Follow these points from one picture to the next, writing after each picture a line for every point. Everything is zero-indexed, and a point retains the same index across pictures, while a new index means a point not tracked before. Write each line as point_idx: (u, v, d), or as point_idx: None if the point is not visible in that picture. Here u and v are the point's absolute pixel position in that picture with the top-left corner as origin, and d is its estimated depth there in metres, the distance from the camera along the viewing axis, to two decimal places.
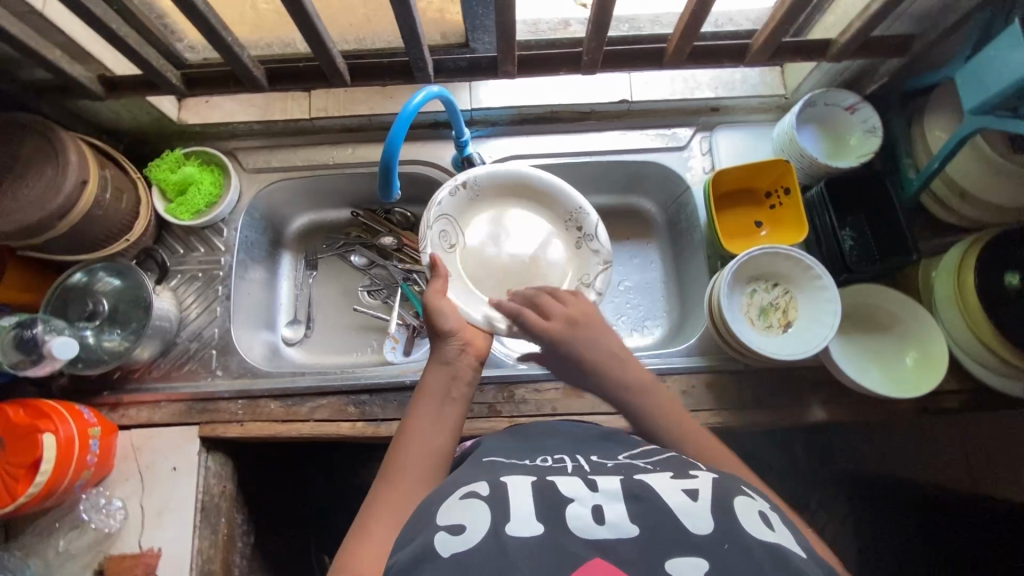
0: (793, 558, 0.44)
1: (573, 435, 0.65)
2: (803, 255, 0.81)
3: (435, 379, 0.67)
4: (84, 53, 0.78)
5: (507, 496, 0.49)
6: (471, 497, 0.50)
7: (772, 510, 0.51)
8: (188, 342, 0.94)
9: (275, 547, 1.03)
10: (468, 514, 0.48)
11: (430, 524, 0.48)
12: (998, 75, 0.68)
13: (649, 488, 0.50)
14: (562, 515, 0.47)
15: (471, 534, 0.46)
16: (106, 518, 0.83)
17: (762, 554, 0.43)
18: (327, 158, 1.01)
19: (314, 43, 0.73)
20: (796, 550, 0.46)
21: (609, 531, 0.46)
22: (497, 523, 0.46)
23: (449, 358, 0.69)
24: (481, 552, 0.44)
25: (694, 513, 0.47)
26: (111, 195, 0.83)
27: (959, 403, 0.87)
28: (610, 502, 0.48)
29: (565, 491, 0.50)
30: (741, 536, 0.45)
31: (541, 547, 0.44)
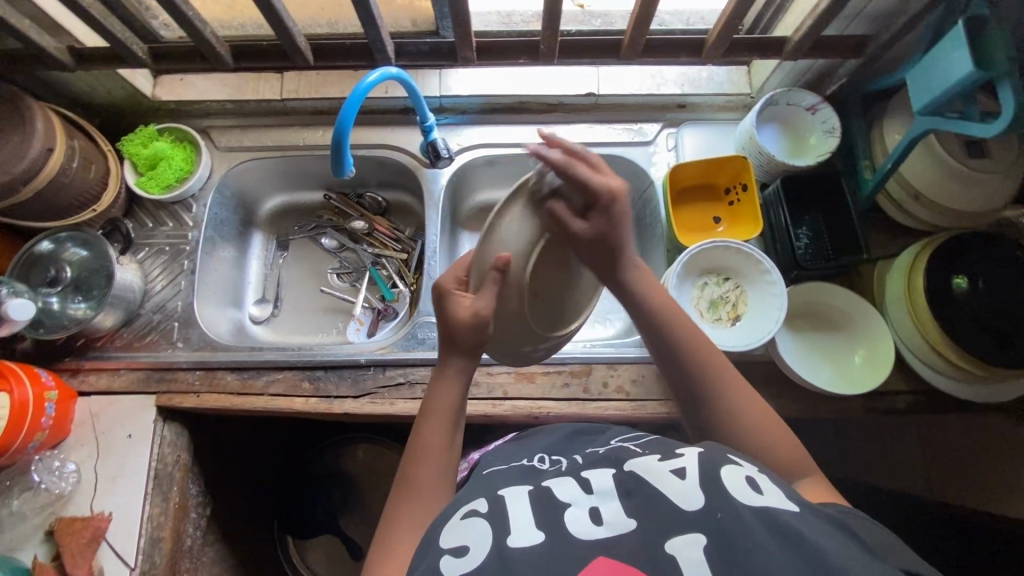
0: (783, 518, 0.50)
1: (564, 438, 0.72)
2: (752, 249, 0.83)
3: (446, 399, 0.65)
4: (54, 24, 0.80)
5: (506, 508, 0.55)
6: (473, 516, 0.55)
7: (758, 471, 0.56)
8: (152, 313, 0.95)
9: (230, 520, 1.04)
10: (469, 534, 0.53)
11: (436, 546, 0.53)
12: (943, 75, 0.69)
13: (640, 478, 0.55)
14: (561, 519, 0.52)
15: (476, 554, 0.51)
16: (58, 480, 0.85)
17: (752, 519, 0.49)
18: (298, 139, 1.02)
19: (274, 23, 0.75)
20: (786, 505, 0.52)
21: (607, 530, 0.51)
22: (500, 538, 0.51)
23: (463, 374, 0.65)
24: (487, 568, 0.49)
25: (684, 493, 0.52)
26: (79, 164, 0.85)
27: (908, 404, 0.88)
28: (605, 502, 0.53)
29: (562, 496, 0.55)
30: (731, 505, 0.50)
31: (544, 554, 0.49)
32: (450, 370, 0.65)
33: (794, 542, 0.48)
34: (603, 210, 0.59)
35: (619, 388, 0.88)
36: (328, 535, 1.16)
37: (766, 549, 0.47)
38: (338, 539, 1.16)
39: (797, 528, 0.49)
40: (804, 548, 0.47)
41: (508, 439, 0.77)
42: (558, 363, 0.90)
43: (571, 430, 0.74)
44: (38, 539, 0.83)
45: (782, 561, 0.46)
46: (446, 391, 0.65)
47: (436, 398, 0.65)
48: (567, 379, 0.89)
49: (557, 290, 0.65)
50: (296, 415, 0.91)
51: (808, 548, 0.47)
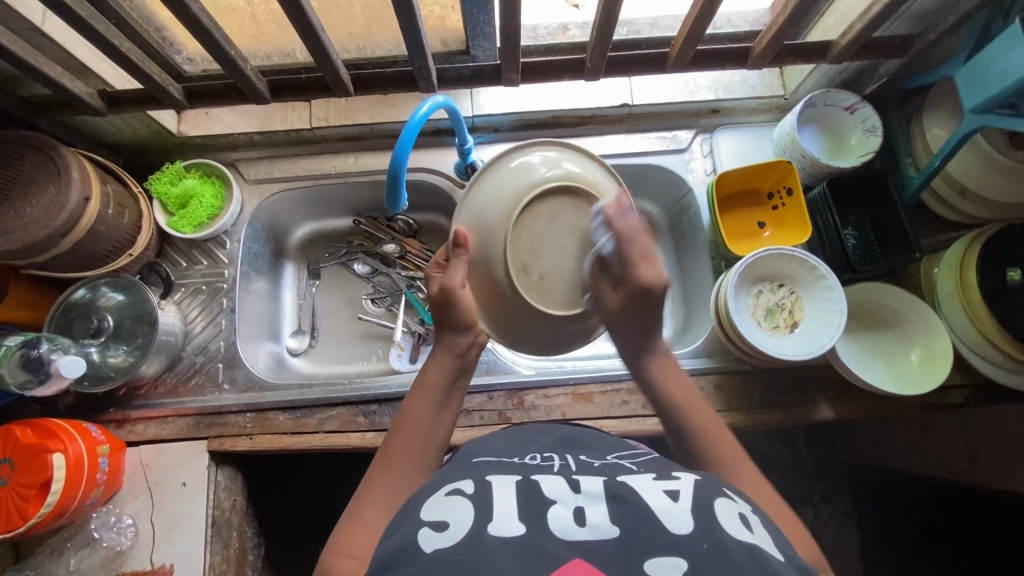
0: (771, 559, 0.45)
1: (567, 435, 0.68)
2: (807, 256, 0.82)
3: (440, 371, 0.69)
4: (83, 68, 0.77)
5: (491, 498, 0.52)
6: (455, 496, 0.53)
7: (753, 512, 0.52)
8: (194, 355, 0.93)
9: (284, 559, 1.03)
10: (449, 512, 0.50)
11: (415, 517, 0.51)
12: (998, 74, 0.69)
13: (630, 488, 0.52)
14: (544, 515, 0.49)
15: (455, 532, 0.48)
16: (117, 535, 0.83)
17: (738, 552, 0.45)
18: (329, 167, 1.00)
19: (317, 54, 0.73)
20: (774, 550, 0.47)
21: (590, 532, 0.47)
22: (480, 523, 0.48)
23: (461, 352, 0.70)
24: (463, 550, 0.46)
25: (674, 514, 0.49)
26: (113, 210, 0.83)
27: (964, 397, 0.88)
28: (593, 504, 0.51)
29: (548, 492, 0.52)
30: (719, 536, 0.46)
31: (522, 546, 0.46)
32: (445, 344, 0.70)
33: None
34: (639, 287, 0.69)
35: None
36: None
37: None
38: None
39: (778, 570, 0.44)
40: None
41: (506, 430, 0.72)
42: (615, 381, 0.89)
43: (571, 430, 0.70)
44: None
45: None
46: (440, 363, 0.70)
47: (428, 369, 0.70)
48: (626, 396, 0.88)
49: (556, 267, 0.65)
50: (352, 451, 0.89)
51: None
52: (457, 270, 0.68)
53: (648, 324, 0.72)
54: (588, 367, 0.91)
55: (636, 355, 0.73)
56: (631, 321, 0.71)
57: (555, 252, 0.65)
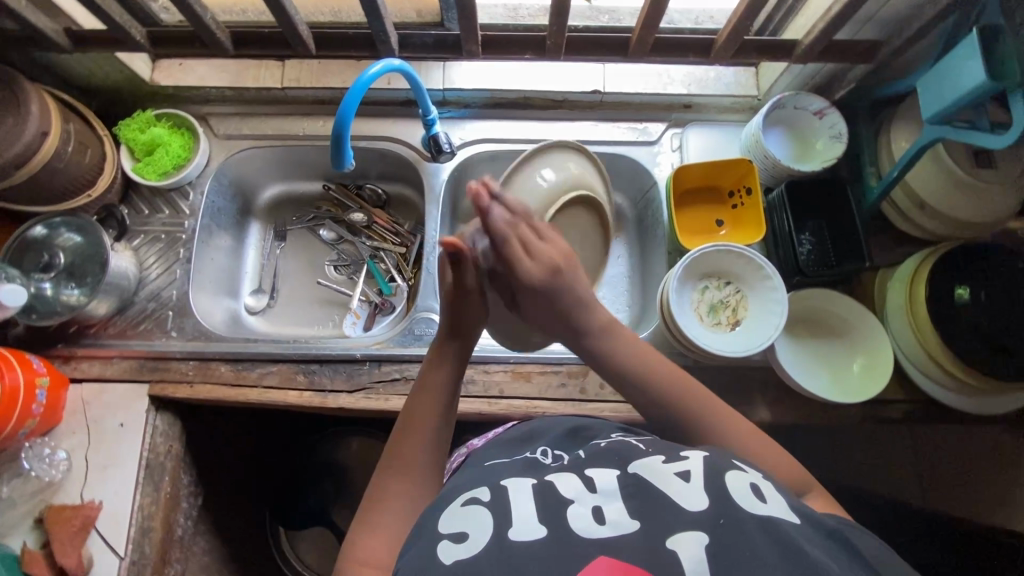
0: (783, 526, 0.48)
1: (569, 430, 0.71)
2: (755, 254, 0.81)
3: (441, 373, 0.67)
4: (51, 5, 0.78)
5: (508, 501, 0.54)
6: (473, 504, 0.54)
7: (764, 480, 0.54)
8: (146, 302, 0.94)
9: (220, 512, 1.05)
10: (469, 522, 0.52)
11: (434, 532, 0.52)
12: (952, 84, 0.69)
13: (643, 481, 0.53)
14: (564, 515, 0.50)
15: (475, 542, 0.49)
16: (49, 468, 0.84)
17: (752, 524, 0.47)
18: (298, 129, 1.01)
19: (276, 10, 0.73)
20: (789, 516, 0.50)
21: (610, 529, 0.49)
22: (501, 530, 0.50)
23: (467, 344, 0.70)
24: (486, 560, 0.47)
25: (687, 495, 0.50)
26: (73, 148, 0.84)
27: (904, 413, 0.88)
28: (609, 502, 0.52)
29: (565, 492, 0.53)
30: (734, 511, 0.48)
31: (546, 549, 0.47)
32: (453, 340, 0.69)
33: (796, 553, 0.46)
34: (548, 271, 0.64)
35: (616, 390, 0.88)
36: (320, 528, 1.18)
37: None
38: (328, 530, 1.17)
39: (798, 538, 0.47)
40: (806, 561, 0.45)
41: (510, 427, 0.78)
42: (555, 363, 0.89)
43: (568, 428, 0.72)
44: (27, 526, 0.82)
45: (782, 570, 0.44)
46: (440, 366, 0.68)
47: (435, 365, 0.68)
48: (564, 379, 0.88)
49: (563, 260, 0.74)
50: (290, 408, 0.90)
51: (811, 562, 0.45)
52: (471, 273, 0.69)
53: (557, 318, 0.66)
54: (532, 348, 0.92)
55: (576, 339, 0.67)
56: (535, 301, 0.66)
57: (567, 247, 0.73)
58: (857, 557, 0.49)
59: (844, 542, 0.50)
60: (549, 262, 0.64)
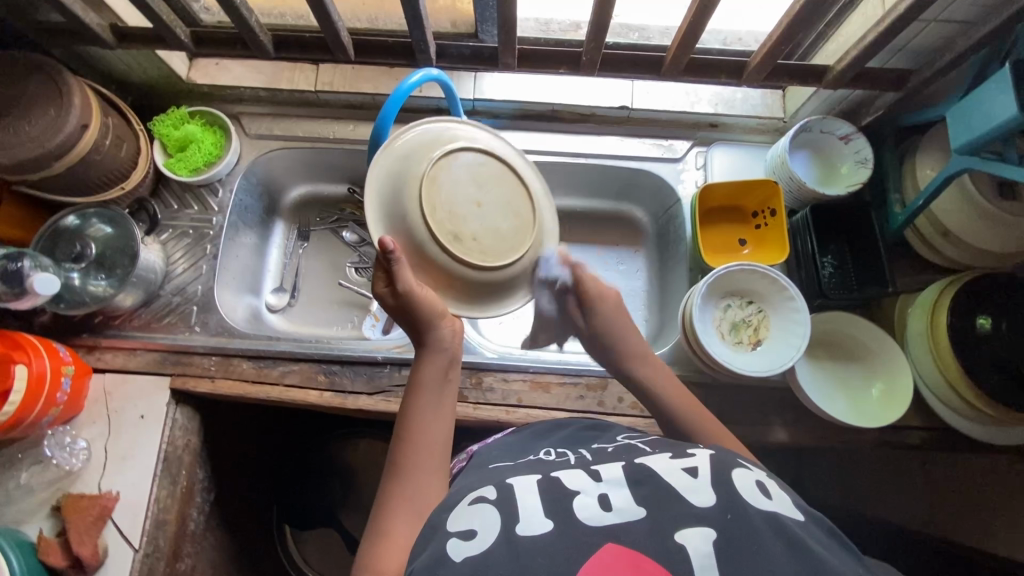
0: (790, 525, 0.49)
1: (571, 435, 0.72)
2: (779, 274, 0.82)
3: (433, 371, 0.68)
4: (99, 2, 0.80)
5: (514, 497, 0.53)
6: (480, 502, 0.54)
7: (770, 478, 0.55)
8: (171, 296, 0.95)
9: (231, 508, 1.05)
10: (477, 518, 0.52)
11: (443, 530, 0.53)
12: (985, 116, 0.69)
13: (651, 471, 0.54)
14: (569, 507, 0.51)
15: (485, 538, 0.50)
16: (69, 456, 0.85)
17: (760, 522, 0.48)
18: (328, 132, 1.03)
19: (321, 16, 0.75)
20: (792, 513, 0.51)
21: (617, 516, 0.50)
22: (508, 524, 0.50)
23: (446, 347, 0.68)
24: (493, 556, 0.48)
25: (695, 491, 0.51)
26: (111, 141, 0.86)
27: (921, 440, 0.88)
28: (616, 489, 0.52)
29: (570, 484, 0.54)
30: (742, 508, 0.49)
31: (555, 542, 0.48)
32: (431, 346, 0.68)
33: (799, 551, 0.47)
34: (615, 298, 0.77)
35: (635, 404, 0.88)
36: (327, 529, 1.18)
37: None
38: (337, 531, 1.18)
39: (800, 535, 0.48)
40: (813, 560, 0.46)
41: (508, 432, 0.77)
42: (574, 374, 0.90)
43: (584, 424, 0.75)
44: (44, 513, 0.83)
45: (784, 564, 0.45)
46: (433, 363, 0.68)
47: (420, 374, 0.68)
48: (583, 391, 0.89)
49: (484, 223, 0.62)
50: (309, 408, 0.90)
51: (815, 560, 0.46)
52: (407, 272, 0.63)
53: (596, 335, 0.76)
54: (551, 359, 0.92)
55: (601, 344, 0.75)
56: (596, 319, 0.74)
57: (474, 210, 0.61)
58: (854, 556, 0.50)
59: (840, 538, 0.51)
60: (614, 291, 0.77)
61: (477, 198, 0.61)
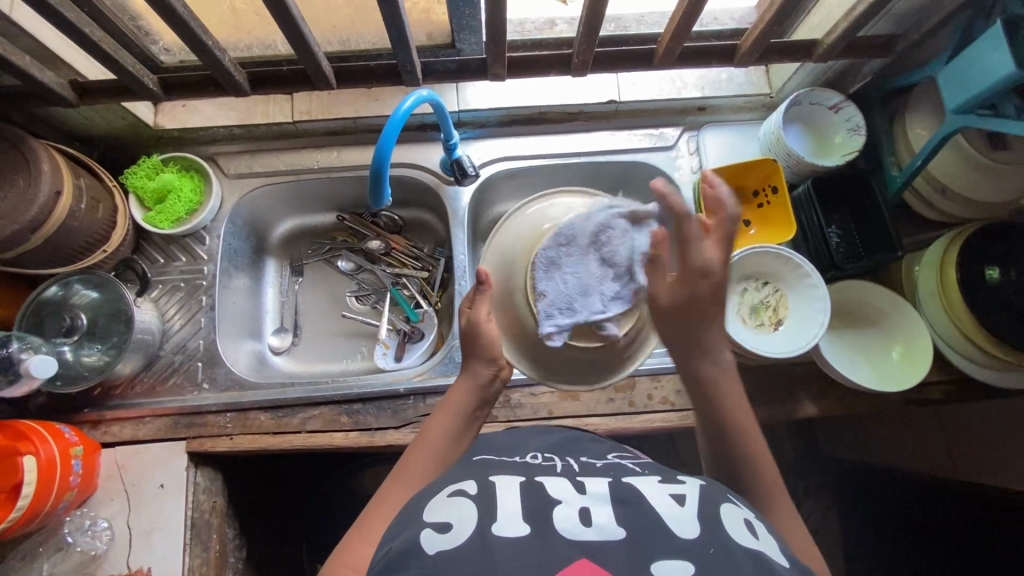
0: (773, 564, 0.46)
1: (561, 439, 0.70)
2: (791, 253, 0.83)
3: (465, 400, 0.70)
4: (54, 58, 0.75)
5: (497, 499, 0.52)
6: (461, 496, 0.53)
7: (756, 518, 0.54)
8: (172, 354, 0.91)
9: (265, 561, 1.02)
10: (454, 513, 0.51)
11: (419, 519, 0.51)
12: (980, 74, 0.70)
13: (636, 492, 0.53)
14: (550, 517, 0.49)
15: (461, 533, 0.48)
16: (92, 539, 0.81)
17: (742, 558, 0.46)
18: (311, 162, 0.98)
19: (298, 46, 0.71)
20: (777, 557, 0.48)
21: (595, 533, 0.47)
22: (486, 523, 0.49)
23: (483, 383, 0.71)
24: (467, 553, 0.46)
25: (680, 519, 0.49)
26: (86, 204, 0.80)
27: (942, 394, 0.90)
28: (598, 505, 0.51)
29: (555, 493, 0.53)
30: (724, 543, 0.47)
31: (530, 548, 0.46)
32: (471, 375, 0.71)
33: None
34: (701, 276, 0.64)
35: (665, 399, 0.88)
36: None
37: None
38: None
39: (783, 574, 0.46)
40: None
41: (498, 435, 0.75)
42: None
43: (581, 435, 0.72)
44: None
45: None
46: (466, 393, 0.70)
47: (451, 399, 0.70)
48: (612, 394, 0.88)
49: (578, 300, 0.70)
50: (335, 451, 0.88)
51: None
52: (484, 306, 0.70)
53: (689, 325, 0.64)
54: None
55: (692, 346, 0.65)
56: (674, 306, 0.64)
57: None
58: None
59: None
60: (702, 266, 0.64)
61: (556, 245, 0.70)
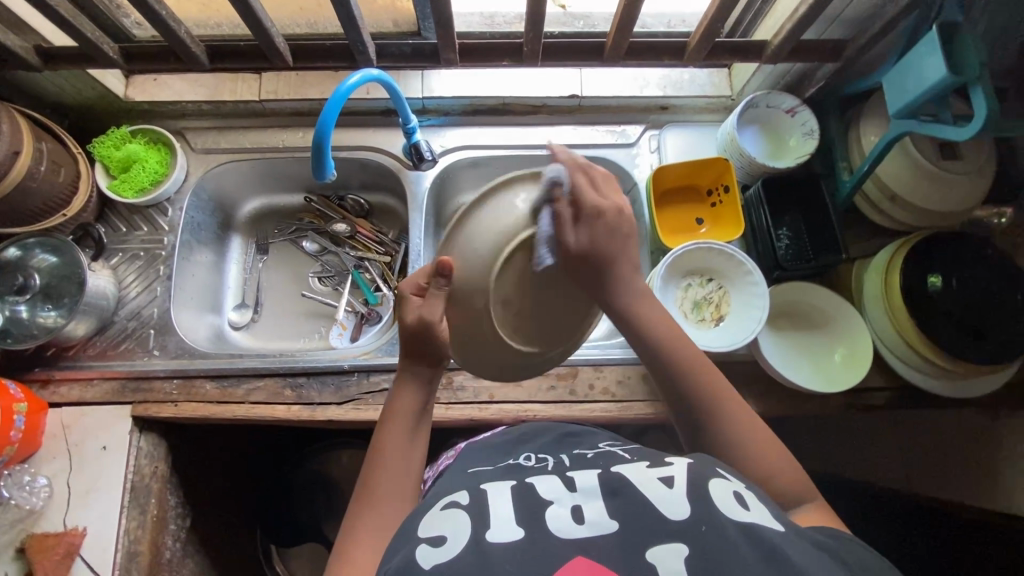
0: (767, 535, 0.47)
1: (559, 436, 0.71)
2: (736, 250, 0.84)
3: (410, 400, 0.63)
4: (20, 22, 0.77)
5: (488, 503, 0.53)
6: (453, 507, 0.54)
7: (746, 487, 0.54)
8: (126, 321, 0.93)
9: (209, 533, 1.03)
10: (448, 525, 0.51)
11: (414, 536, 0.52)
12: (918, 80, 0.71)
13: (627, 481, 0.53)
14: (542, 517, 0.50)
15: (453, 545, 0.49)
16: (29, 495, 0.82)
17: (737, 533, 0.46)
18: (277, 141, 1.01)
19: (251, 22, 0.73)
20: (772, 523, 0.49)
21: (588, 529, 0.48)
22: (479, 532, 0.49)
23: (429, 377, 0.64)
24: (463, 562, 0.47)
25: (669, 500, 0.49)
26: (46, 167, 0.83)
27: (885, 400, 0.90)
28: (589, 500, 0.51)
29: (545, 494, 0.53)
30: (717, 519, 0.47)
31: (524, 550, 0.47)
32: (413, 374, 0.63)
33: (778, 560, 0.45)
34: (613, 212, 0.61)
35: (606, 390, 0.88)
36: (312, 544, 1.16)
37: (741, 554, 0.44)
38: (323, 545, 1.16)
39: (778, 544, 0.46)
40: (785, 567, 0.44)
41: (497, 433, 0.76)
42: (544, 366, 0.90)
43: (565, 430, 0.73)
44: (9, 556, 0.80)
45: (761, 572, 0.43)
46: (409, 392, 0.64)
47: (397, 400, 0.64)
48: (554, 381, 0.89)
49: None
50: (278, 423, 0.89)
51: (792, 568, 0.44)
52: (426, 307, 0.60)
53: (626, 247, 0.62)
54: None
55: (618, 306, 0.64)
56: (614, 244, 0.61)
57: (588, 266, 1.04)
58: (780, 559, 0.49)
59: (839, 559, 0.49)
60: (615, 203, 0.61)
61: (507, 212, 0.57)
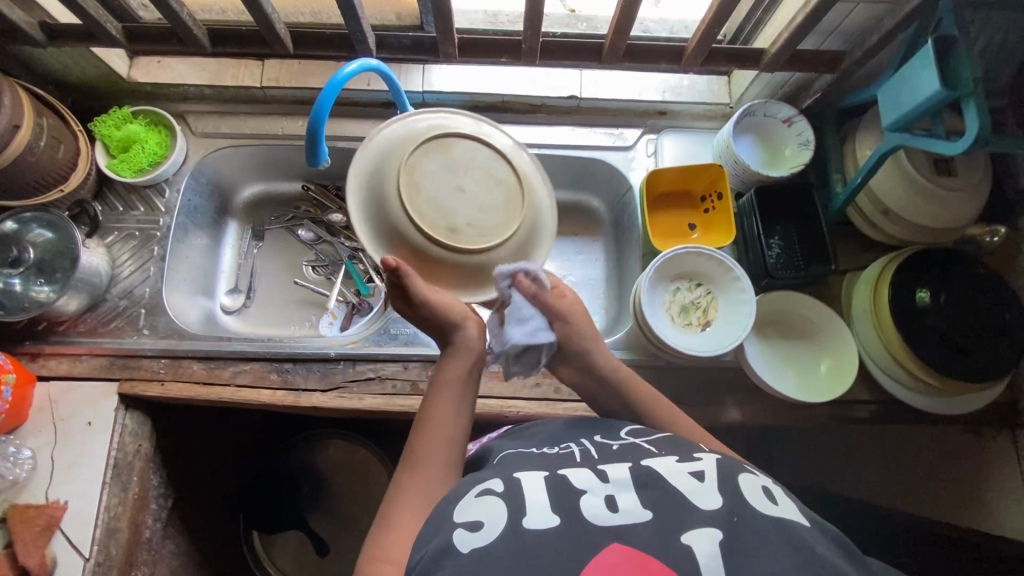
0: (798, 530, 0.48)
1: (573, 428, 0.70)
2: (724, 256, 0.84)
3: (456, 368, 0.67)
4: None
5: (522, 490, 0.52)
6: (487, 495, 0.52)
7: (775, 484, 0.55)
8: (118, 299, 0.93)
9: (189, 515, 1.03)
10: (483, 510, 0.50)
11: (450, 521, 0.51)
12: (911, 94, 0.71)
13: (657, 474, 0.53)
14: (578, 506, 0.50)
15: (492, 530, 0.48)
16: (12, 466, 0.82)
17: (769, 529, 0.47)
18: (277, 129, 1.01)
19: (253, 8, 0.73)
20: (800, 518, 0.50)
21: (624, 517, 0.49)
22: (515, 518, 0.49)
23: (472, 347, 0.67)
24: (504, 550, 0.46)
25: (701, 494, 0.50)
26: (46, 143, 0.84)
27: (870, 413, 0.89)
28: (623, 490, 0.51)
29: (577, 482, 0.53)
30: (749, 514, 0.48)
31: (560, 538, 0.47)
32: (456, 346, 0.67)
33: (809, 555, 0.46)
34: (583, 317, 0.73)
35: None
36: (293, 532, 1.17)
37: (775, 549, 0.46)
38: (303, 534, 1.16)
39: (809, 540, 0.47)
40: (821, 565, 0.45)
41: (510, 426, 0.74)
42: None
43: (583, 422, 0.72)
44: None
45: (793, 568, 0.44)
46: (457, 362, 0.67)
47: (444, 369, 0.67)
48: (539, 379, 0.89)
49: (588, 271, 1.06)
50: (263, 408, 0.89)
51: (825, 562, 0.46)
52: (419, 281, 0.60)
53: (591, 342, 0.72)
54: None
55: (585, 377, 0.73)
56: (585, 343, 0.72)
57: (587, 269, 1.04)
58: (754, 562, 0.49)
59: (836, 547, 0.49)
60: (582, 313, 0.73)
61: (461, 184, 0.58)
